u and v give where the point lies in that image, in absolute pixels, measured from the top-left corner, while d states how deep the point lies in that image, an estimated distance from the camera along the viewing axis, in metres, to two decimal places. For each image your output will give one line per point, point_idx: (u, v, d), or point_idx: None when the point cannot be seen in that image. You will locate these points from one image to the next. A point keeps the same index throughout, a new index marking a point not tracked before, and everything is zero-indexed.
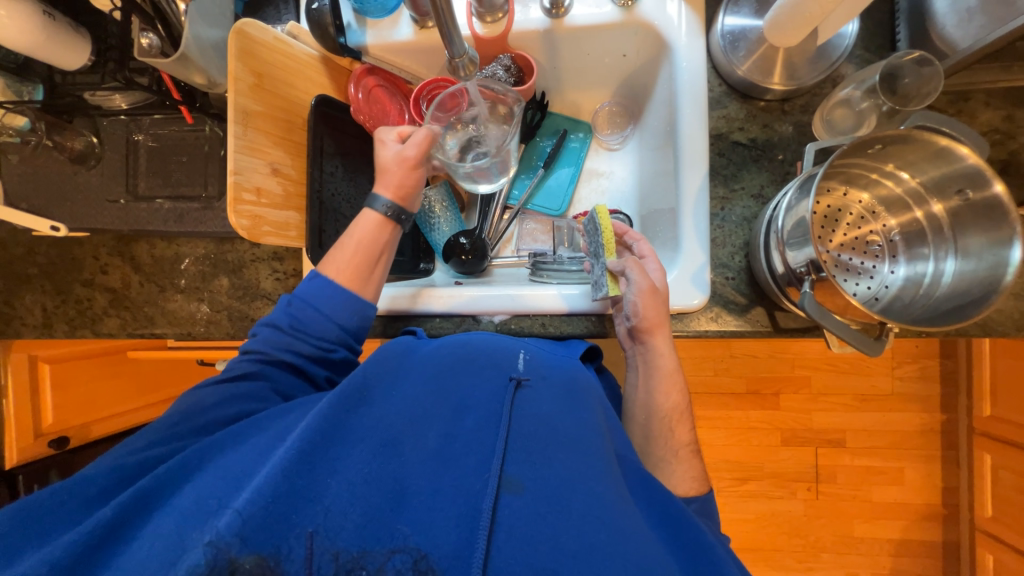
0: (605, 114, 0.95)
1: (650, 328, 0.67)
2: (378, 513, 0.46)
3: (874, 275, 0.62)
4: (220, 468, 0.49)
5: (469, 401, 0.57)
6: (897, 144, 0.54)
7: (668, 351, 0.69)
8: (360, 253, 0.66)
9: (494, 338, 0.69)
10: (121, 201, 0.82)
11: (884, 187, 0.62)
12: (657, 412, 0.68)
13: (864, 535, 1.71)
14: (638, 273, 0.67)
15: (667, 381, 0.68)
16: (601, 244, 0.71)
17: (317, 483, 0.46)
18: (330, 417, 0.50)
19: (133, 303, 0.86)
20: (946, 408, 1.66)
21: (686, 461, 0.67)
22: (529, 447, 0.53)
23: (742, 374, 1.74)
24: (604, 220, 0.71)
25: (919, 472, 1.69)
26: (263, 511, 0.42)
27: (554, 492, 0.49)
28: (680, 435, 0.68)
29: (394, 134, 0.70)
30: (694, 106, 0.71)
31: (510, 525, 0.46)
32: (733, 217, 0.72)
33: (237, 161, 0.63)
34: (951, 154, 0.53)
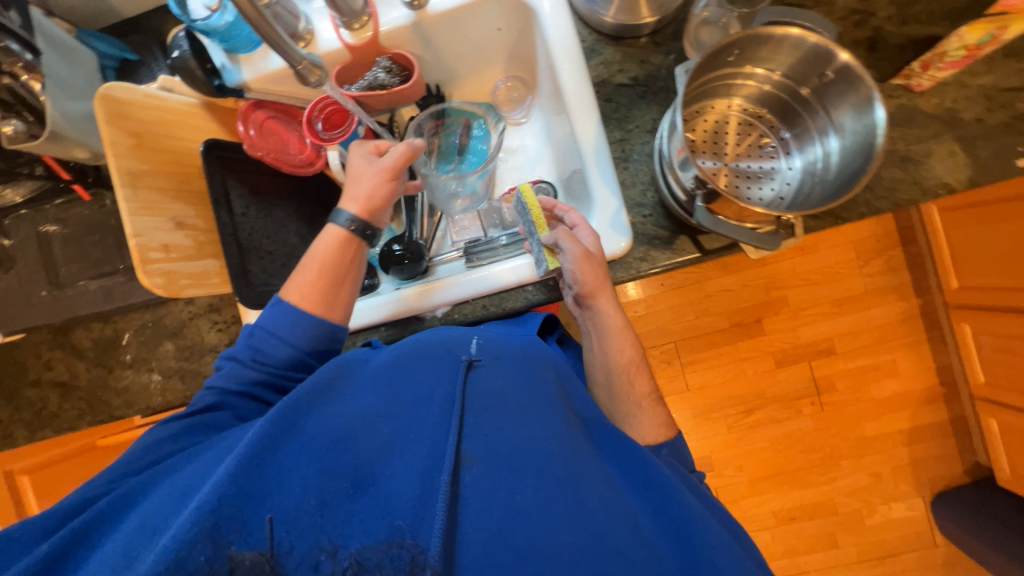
0: (502, 92, 0.96)
1: (593, 291, 0.67)
2: (334, 507, 0.46)
3: (775, 176, 0.64)
4: (171, 485, 0.48)
5: (420, 389, 0.57)
6: (748, 46, 0.56)
7: (614, 309, 0.70)
8: (324, 274, 0.67)
9: (445, 331, 0.67)
10: (45, 293, 0.81)
11: (757, 88, 0.64)
12: (615, 369, 0.70)
13: (875, 433, 1.74)
14: (570, 242, 0.66)
15: (619, 337, 0.70)
16: (532, 222, 0.72)
17: (268, 484, 0.46)
18: (276, 423, 0.50)
19: (85, 390, 0.85)
20: (919, 291, 1.70)
21: (649, 410, 0.70)
22: (481, 418, 0.54)
23: (722, 310, 1.76)
24: (529, 199, 0.74)
25: (910, 359, 1.72)
26: (211, 519, 0.41)
27: (508, 457, 0.50)
28: (640, 386, 0.70)
29: (372, 148, 0.74)
30: (570, 60, 0.72)
31: (470, 495, 0.48)
32: (636, 156, 0.73)
33: (134, 223, 0.63)
34: (793, 40, 0.54)
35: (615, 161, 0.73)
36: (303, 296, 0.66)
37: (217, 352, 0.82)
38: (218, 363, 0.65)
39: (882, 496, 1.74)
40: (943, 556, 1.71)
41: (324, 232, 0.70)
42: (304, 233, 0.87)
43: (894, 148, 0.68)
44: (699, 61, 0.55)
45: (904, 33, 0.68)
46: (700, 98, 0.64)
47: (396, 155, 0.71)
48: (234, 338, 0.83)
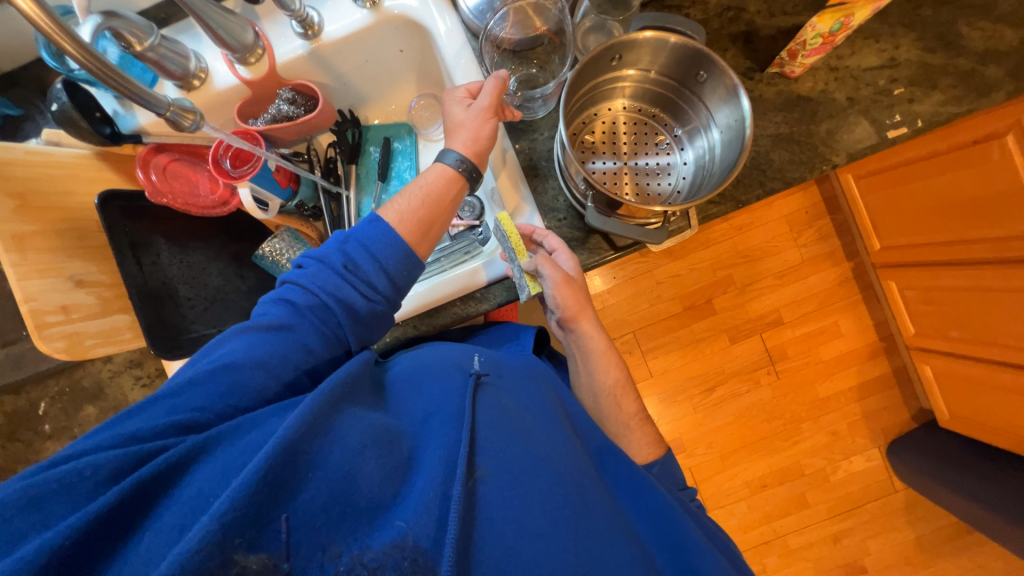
0: (418, 110, 0.95)
1: (574, 315, 0.70)
2: (356, 512, 0.43)
3: (671, 171, 0.68)
4: (192, 475, 0.42)
5: (434, 402, 0.56)
6: (621, 52, 0.59)
7: (598, 333, 0.73)
8: (429, 202, 0.64)
9: (446, 347, 0.67)
10: None
11: (640, 87, 0.67)
12: (603, 392, 0.74)
13: (829, 393, 1.83)
14: (550, 269, 0.67)
15: (604, 360, 0.73)
16: (510, 250, 0.69)
17: (300, 476, 0.42)
18: (322, 407, 0.45)
19: (3, 469, 0.80)
20: (850, 255, 1.80)
21: (638, 429, 0.75)
22: (498, 430, 0.54)
23: (673, 296, 1.81)
24: (507, 227, 0.70)
25: (851, 320, 1.83)
26: (246, 510, 0.38)
27: (518, 474, 0.51)
28: (627, 407, 0.75)
29: (462, 92, 0.68)
30: (468, 76, 0.73)
31: (484, 511, 0.48)
32: (545, 163, 0.75)
33: (24, 287, 0.60)
34: (658, 41, 0.57)
35: (525, 170, 0.75)
36: (403, 226, 0.62)
37: None
38: (302, 261, 0.59)
39: (843, 452, 1.83)
40: (903, 500, 1.81)
41: (430, 168, 0.66)
42: (229, 273, 0.84)
43: (781, 131, 0.73)
44: (578, 68, 0.57)
45: (774, 24, 0.73)
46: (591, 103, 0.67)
47: (489, 90, 0.65)
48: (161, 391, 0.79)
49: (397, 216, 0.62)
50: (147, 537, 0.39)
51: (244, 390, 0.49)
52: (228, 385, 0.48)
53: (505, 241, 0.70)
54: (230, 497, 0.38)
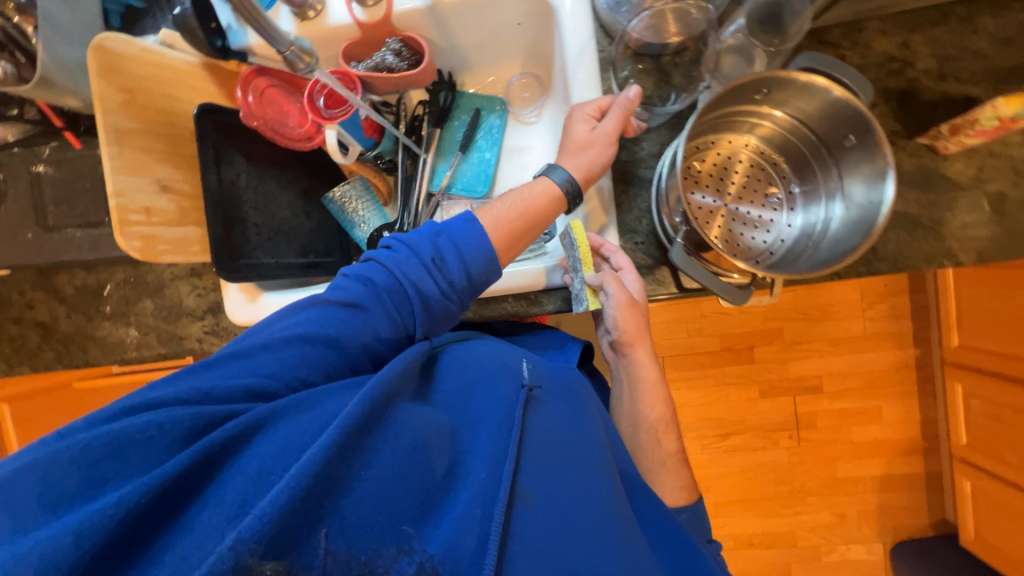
0: (516, 87, 0.93)
1: (631, 341, 0.68)
2: (400, 518, 0.44)
3: (771, 228, 0.62)
4: (250, 450, 0.42)
5: (482, 406, 0.56)
6: (772, 88, 0.54)
7: (650, 362, 0.70)
8: (524, 215, 0.63)
9: (497, 346, 0.66)
10: (30, 234, 0.81)
11: (767, 128, 0.61)
12: (644, 425, 0.71)
13: (848, 475, 1.74)
14: (616, 288, 0.65)
15: (651, 392, 0.70)
16: (578, 259, 0.66)
17: (347, 473, 0.43)
18: (375, 405, 0.46)
19: (63, 334, 0.86)
20: (918, 342, 1.66)
21: (672, 470, 0.71)
22: (542, 457, 0.52)
23: (714, 332, 1.73)
24: (579, 236, 0.66)
25: (897, 409, 1.71)
26: (297, 504, 0.39)
27: (562, 507, 0.49)
28: (667, 446, 0.71)
29: (592, 109, 0.66)
30: (586, 71, 0.68)
31: (521, 538, 0.46)
32: (637, 180, 0.70)
33: (117, 182, 0.62)
34: (815, 88, 0.52)
35: (615, 183, 0.70)
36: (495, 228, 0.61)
37: (195, 315, 0.82)
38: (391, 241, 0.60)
39: (843, 537, 1.75)
40: None
41: (537, 180, 0.66)
42: (296, 207, 0.86)
43: (908, 211, 0.65)
44: (718, 93, 0.53)
45: (940, 90, 0.64)
46: (713, 131, 0.62)
47: (616, 114, 0.64)
48: (213, 304, 0.83)
49: (493, 220, 0.62)
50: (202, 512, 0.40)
51: (308, 362, 0.50)
52: (294, 359, 0.50)
53: (574, 250, 0.66)
54: (287, 483, 0.39)
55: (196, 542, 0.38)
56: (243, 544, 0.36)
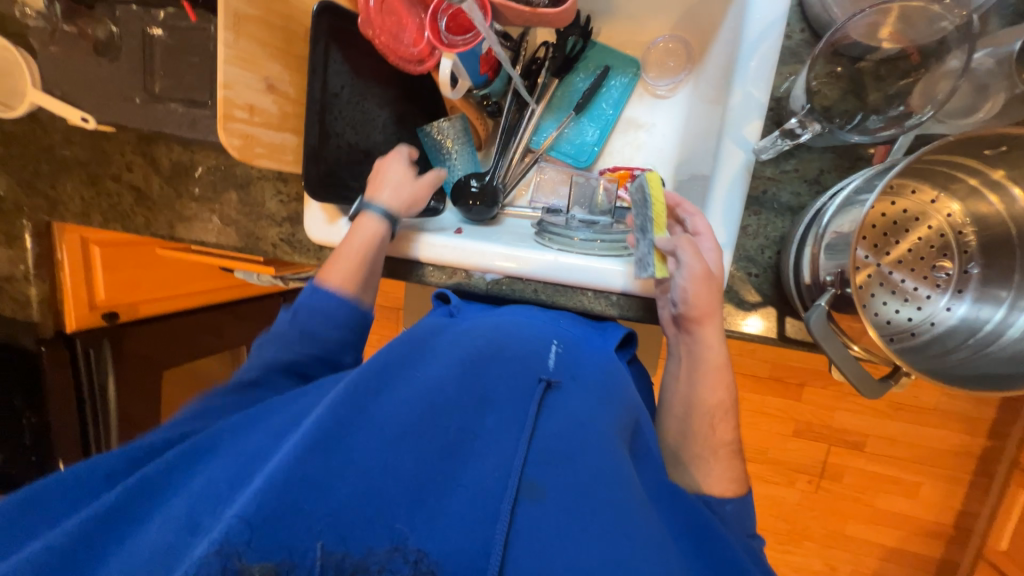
0: (658, 51, 0.80)
1: (700, 317, 0.59)
2: (392, 510, 0.41)
3: (924, 306, 0.53)
4: (227, 450, 0.45)
5: (488, 391, 0.52)
6: (1022, 149, 0.44)
7: (717, 342, 0.61)
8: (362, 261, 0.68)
9: (528, 324, 0.65)
10: (138, 99, 0.82)
11: (986, 203, 0.51)
12: (698, 408, 0.61)
13: (855, 535, 1.68)
14: (691, 256, 0.57)
15: (713, 375, 0.61)
16: (650, 218, 0.60)
17: (331, 467, 0.41)
18: (349, 394, 0.46)
19: (155, 204, 0.89)
20: (993, 434, 1.51)
21: (724, 460, 0.58)
22: (554, 443, 0.47)
23: (768, 359, 1.62)
24: (654, 190, 0.61)
25: (938, 491, 1.59)
26: (274, 502, 0.38)
27: (578, 499, 0.44)
28: (722, 433, 0.59)
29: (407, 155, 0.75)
30: (764, 59, 0.56)
31: (530, 536, 0.41)
32: (775, 205, 0.60)
33: (227, 73, 0.59)
34: None
35: (748, 201, 0.60)
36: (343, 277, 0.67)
37: (274, 220, 0.83)
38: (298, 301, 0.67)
39: None
40: None
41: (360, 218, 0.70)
42: (389, 133, 0.81)
43: None
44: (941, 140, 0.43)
45: None
46: (907, 175, 0.52)
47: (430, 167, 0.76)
48: (292, 213, 0.82)
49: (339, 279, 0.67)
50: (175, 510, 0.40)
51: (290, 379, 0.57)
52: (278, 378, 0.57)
53: (647, 206, 0.61)
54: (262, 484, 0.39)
55: (183, 534, 0.38)
56: (228, 544, 0.36)
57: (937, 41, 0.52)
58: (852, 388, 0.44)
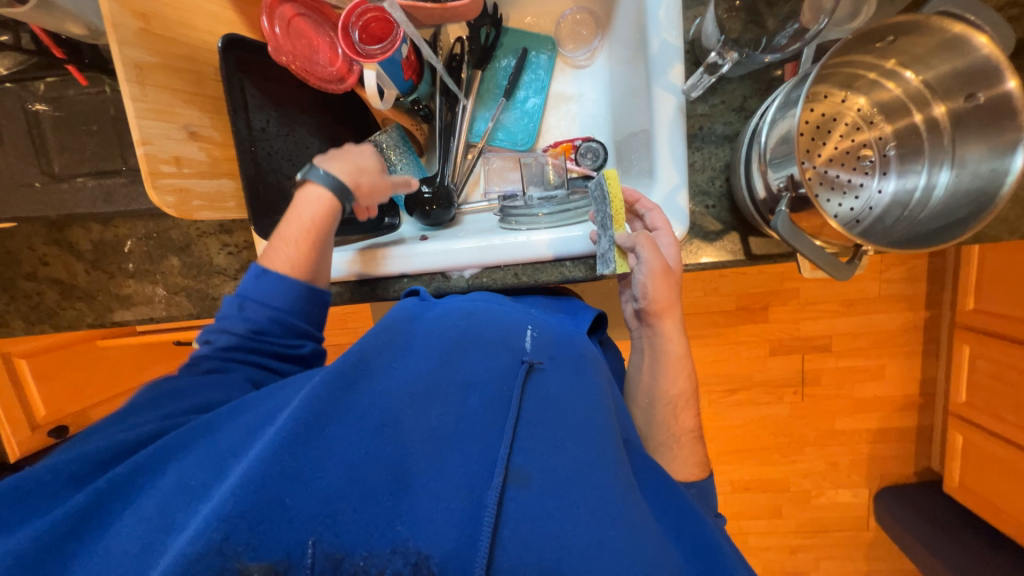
0: (569, 24, 0.83)
1: (660, 312, 0.65)
2: (378, 499, 0.42)
3: (861, 194, 0.59)
4: (201, 449, 0.45)
5: (470, 377, 0.55)
6: (909, 34, 0.50)
7: (678, 337, 0.67)
8: (307, 237, 0.65)
9: (501, 312, 0.69)
10: (36, 183, 0.73)
11: (885, 89, 0.59)
12: (661, 399, 0.67)
13: (844, 428, 1.83)
14: (650, 252, 0.60)
15: (674, 367, 0.67)
16: (609, 214, 0.63)
17: (315, 463, 0.42)
18: (328, 393, 0.48)
19: (84, 292, 0.81)
20: (929, 304, 1.70)
21: (687, 446, 0.65)
22: (538, 429, 0.51)
23: (731, 292, 1.73)
24: (613, 188, 0.64)
25: (900, 367, 1.77)
26: (256, 496, 0.39)
27: (563, 483, 0.46)
28: (684, 421, 0.66)
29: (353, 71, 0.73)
30: (670, 8, 0.60)
31: (515, 520, 0.42)
32: (713, 137, 0.65)
33: (142, 128, 0.55)
34: (965, 45, 0.50)
35: (689, 139, 0.65)
36: (285, 261, 0.64)
37: (227, 275, 0.78)
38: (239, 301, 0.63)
39: (833, 482, 1.87)
40: (869, 538, 1.89)
41: (302, 191, 0.67)
42: None
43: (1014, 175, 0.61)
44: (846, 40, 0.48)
45: None
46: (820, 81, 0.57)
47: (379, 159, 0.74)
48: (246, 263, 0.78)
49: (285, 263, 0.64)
50: (144, 514, 0.40)
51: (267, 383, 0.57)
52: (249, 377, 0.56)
53: (605, 204, 0.64)
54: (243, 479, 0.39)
55: (158, 532, 0.38)
56: (226, 546, 0.36)
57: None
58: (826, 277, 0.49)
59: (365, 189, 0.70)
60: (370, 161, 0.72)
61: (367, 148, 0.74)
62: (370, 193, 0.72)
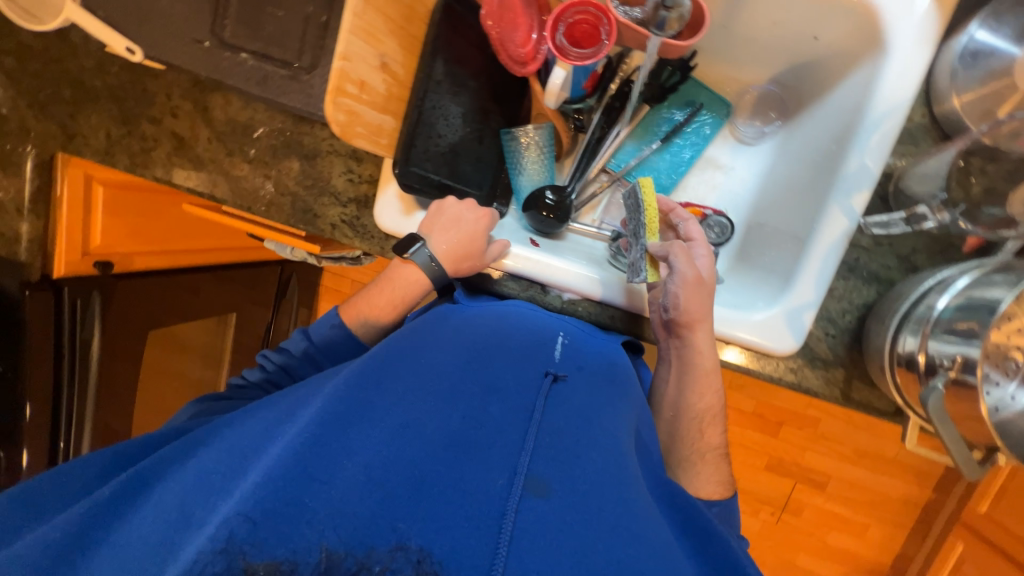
0: (752, 98, 0.82)
1: (690, 322, 0.63)
2: (394, 500, 0.41)
3: (996, 389, 0.56)
4: (219, 444, 0.48)
5: (495, 378, 0.52)
6: None
7: (708, 349, 0.64)
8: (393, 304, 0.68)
9: (534, 311, 0.66)
10: (206, 43, 0.73)
11: None
12: (687, 412, 0.65)
13: (804, 566, 1.81)
14: (683, 262, 0.63)
15: (702, 381, 0.64)
16: (642, 223, 0.66)
17: (330, 464, 0.42)
18: (345, 394, 0.47)
19: (198, 156, 0.81)
20: (937, 487, 1.67)
21: (711, 465, 0.64)
22: (558, 445, 0.48)
23: (754, 396, 1.69)
24: (648, 198, 0.67)
25: (882, 533, 1.74)
26: (268, 500, 0.39)
27: (582, 497, 0.45)
28: (710, 438, 0.64)
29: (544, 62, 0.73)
30: (882, 139, 0.59)
31: (534, 533, 0.41)
32: (864, 273, 0.63)
33: (348, 43, 0.54)
34: None
35: (840, 266, 0.63)
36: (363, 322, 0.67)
37: (337, 199, 0.78)
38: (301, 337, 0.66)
39: None
40: None
41: (404, 265, 0.68)
42: (473, 129, 0.78)
43: None
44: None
45: None
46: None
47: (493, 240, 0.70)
48: (359, 196, 0.78)
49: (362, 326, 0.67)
50: (161, 503, 0.43)
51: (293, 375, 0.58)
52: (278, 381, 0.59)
53: (640, 213, 0.67)
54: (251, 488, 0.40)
55: (174, 525, 0.40)
56: (233, 544, 0.36)
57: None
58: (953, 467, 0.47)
59: (463, 273, 0.69)
60: (474, 244, 0.67)
61: (479, 225, 0.68)
62: (473, 267, 0.68)
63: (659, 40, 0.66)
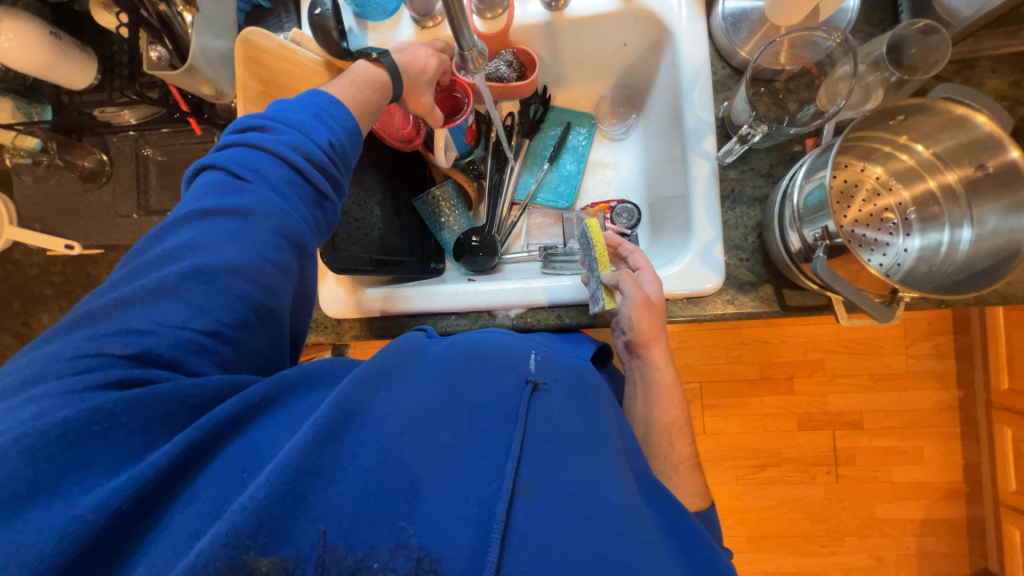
0: (607, 104, 0.96)
1: (647, 341, 0.66)
2: (392, 504, 0.40)
3: (888, 249, 0.63)
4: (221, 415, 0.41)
5: (479, 397, 0.50)
6: (917, 115, 0.56)
7: (667, 365, 0.67)
8: (368, 90, 0.65)
9: (505, 338, 0.60)
10: (133, 215, 0.82)
11: (899, 160, 0.64)
12: (656, 427, 0.65)
13: (887, 516, 1.70)
14: (632, 287, 0.66)
15: (666, 396, 0.66)
16: (595, 257, 0.71)
17: (335, 465, 0.39)
18: (359, 390, 0.43)
19: None
20: (962, 384, 1.65)
21: (685, 475, 0.63)
22: (547, 447, 0.46)
23: (754, 360, 1.70)
24: (595, 235, 0.72)
25: (938, 450, 1.68)
26: (278, 497, 0.36)
27: (569, 498, 0.43)
28: (679, 449, 0.65)
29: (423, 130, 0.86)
30: (702, 92, 0.72)
31: (523, 532, 0.40)
32: (744, 199, 0.72)
33: None
34: (967, 123, 0.55)
35: (722, 200, 0.72)
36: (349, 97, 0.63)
37: None
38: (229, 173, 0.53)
39: None
40: None
41: (362, 63, 0.68)
42: (387, 206, 0.87)
43: None
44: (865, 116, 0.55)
45: None
46: (843, 152, 0.64)
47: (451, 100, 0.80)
48: None
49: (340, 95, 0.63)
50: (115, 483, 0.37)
51: (232, 252, 0.49)
52: (213, 241, 0.49)
53: (591, 248, 0.72)
54: (265, 481, 0.36)
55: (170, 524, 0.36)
56: (239, 538, 0.34)
57: (825, 56, 0.67)
58: (869, 318, 0.52)
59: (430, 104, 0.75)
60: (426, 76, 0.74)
61: (367, 72, 0.66)
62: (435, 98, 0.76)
63: (482, 77, 0.70)
